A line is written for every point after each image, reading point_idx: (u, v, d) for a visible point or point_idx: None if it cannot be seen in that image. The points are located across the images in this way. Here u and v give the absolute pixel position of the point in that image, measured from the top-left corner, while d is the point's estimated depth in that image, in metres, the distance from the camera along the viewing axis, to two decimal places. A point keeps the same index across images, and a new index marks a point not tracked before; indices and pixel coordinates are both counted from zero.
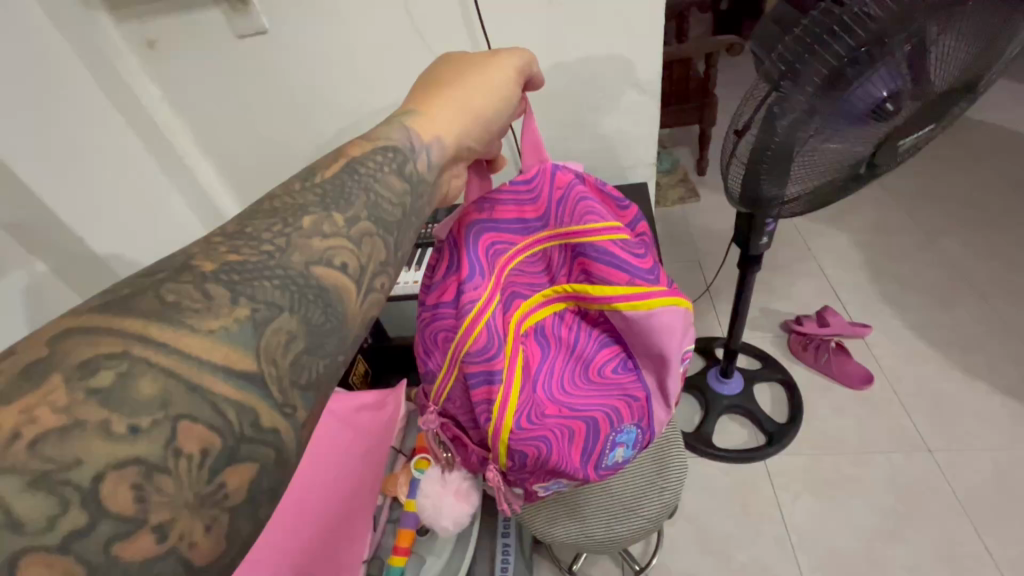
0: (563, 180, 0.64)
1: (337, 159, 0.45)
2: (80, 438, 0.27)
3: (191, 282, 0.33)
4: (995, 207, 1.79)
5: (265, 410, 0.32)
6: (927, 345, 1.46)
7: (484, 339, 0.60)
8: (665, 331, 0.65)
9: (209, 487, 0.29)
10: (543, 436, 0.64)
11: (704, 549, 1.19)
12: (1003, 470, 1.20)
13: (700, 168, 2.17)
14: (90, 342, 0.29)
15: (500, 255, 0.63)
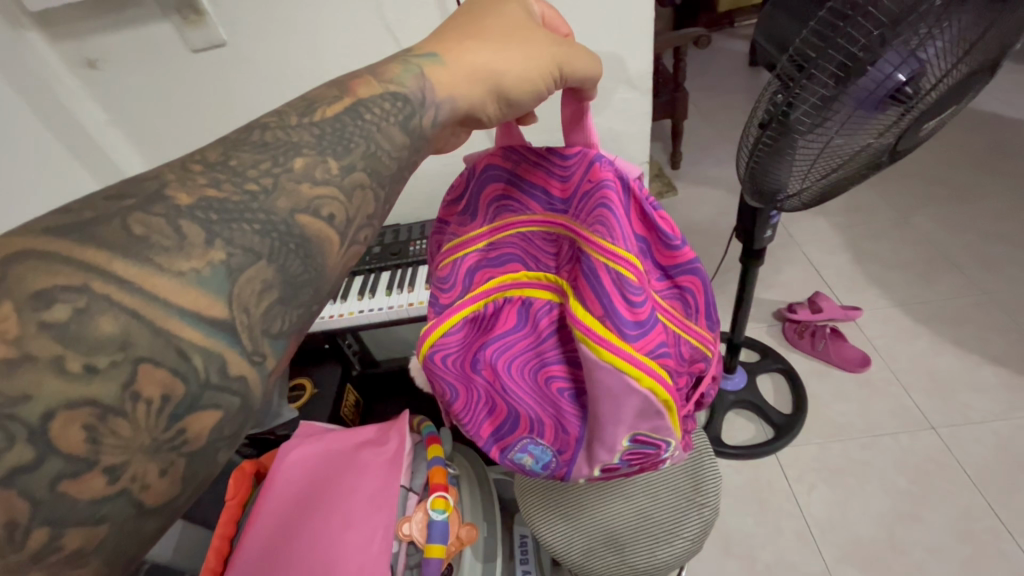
0: (597, 175, 0.47)
1: (340, 98, 0.36)
2: (29, 372, 0.22)
3: (164, 215, 0.26)
4: (963, 180, 1.83)
5: (232, 357, 0.26)
6: (918, 320, 1.47)
7: (447, 272, 0.55)
8: (606, 396, 0.49)
9: (167, 433, 0.24)
10: (453, 384, 0.58)
11: (727, 552, 1.16)
12: (1006, 441, 1.21)
13: (677, 162, 2.16)
14: (43, 269, 0.23)
15: (502, 213, 0.52)
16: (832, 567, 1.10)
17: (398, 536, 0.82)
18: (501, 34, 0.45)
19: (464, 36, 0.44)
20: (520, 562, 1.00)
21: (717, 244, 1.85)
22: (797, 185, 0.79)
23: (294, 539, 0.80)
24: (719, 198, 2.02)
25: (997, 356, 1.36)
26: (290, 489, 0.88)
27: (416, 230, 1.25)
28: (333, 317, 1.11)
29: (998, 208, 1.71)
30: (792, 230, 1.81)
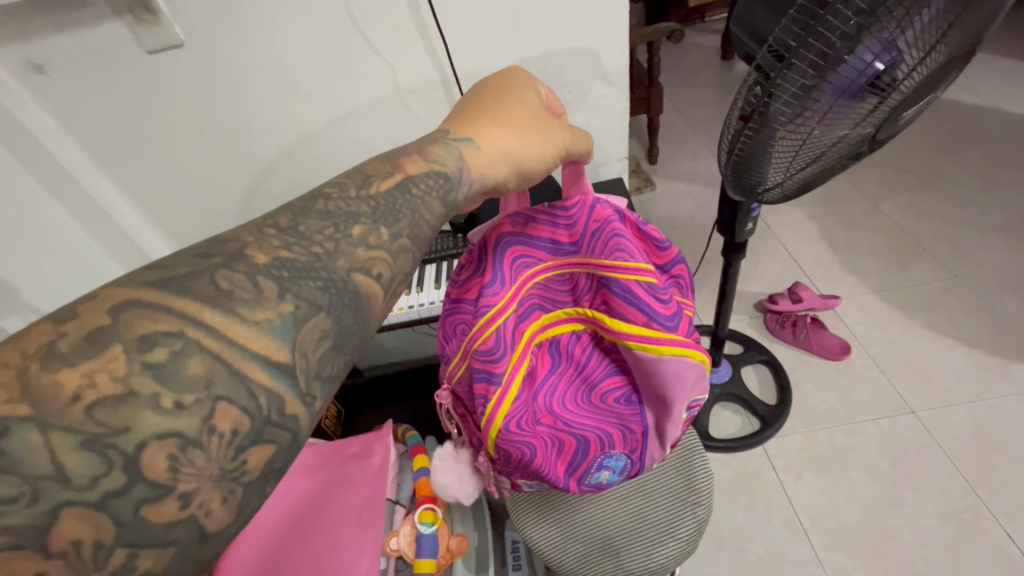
0: (603, 214, 0.54)
1: (392, 174, 0.40)
2: (133, 406, 0.25)
3: (245, 271, 0.30)
4: (931, 166, 1.87)
5: (289, 397, 0.29)
6: (894, 306, 1.50)
7: (491, 342, 0.53)
8: (681, 381, 0.57)
9: (232, 463, 0.27)
10: (532, 446, 0.58)
11: (718, 546, 1.16)
12: (982, 421, 1.24)
13: (653, 157, 2.16)
14: (147, 317, 0.27)
15: (524, 268, 0.55)
16: (821, 555, 1.11)
17: (386, 552, 0.80)
18: (518, 115, 0.47)
19: (485, 116, 0.47)
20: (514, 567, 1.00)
21: (697, 238, 1.85)
22: (778, 176, 0.78)
23: (276, 565, 0.76)
24: (697, 192, 2.04)
25: (971, 338, 1.39)
26: (270, 517, 0.84)
27: None
28: None
29: (965, 193, 1.76)
30: (769, 222, 1.83)
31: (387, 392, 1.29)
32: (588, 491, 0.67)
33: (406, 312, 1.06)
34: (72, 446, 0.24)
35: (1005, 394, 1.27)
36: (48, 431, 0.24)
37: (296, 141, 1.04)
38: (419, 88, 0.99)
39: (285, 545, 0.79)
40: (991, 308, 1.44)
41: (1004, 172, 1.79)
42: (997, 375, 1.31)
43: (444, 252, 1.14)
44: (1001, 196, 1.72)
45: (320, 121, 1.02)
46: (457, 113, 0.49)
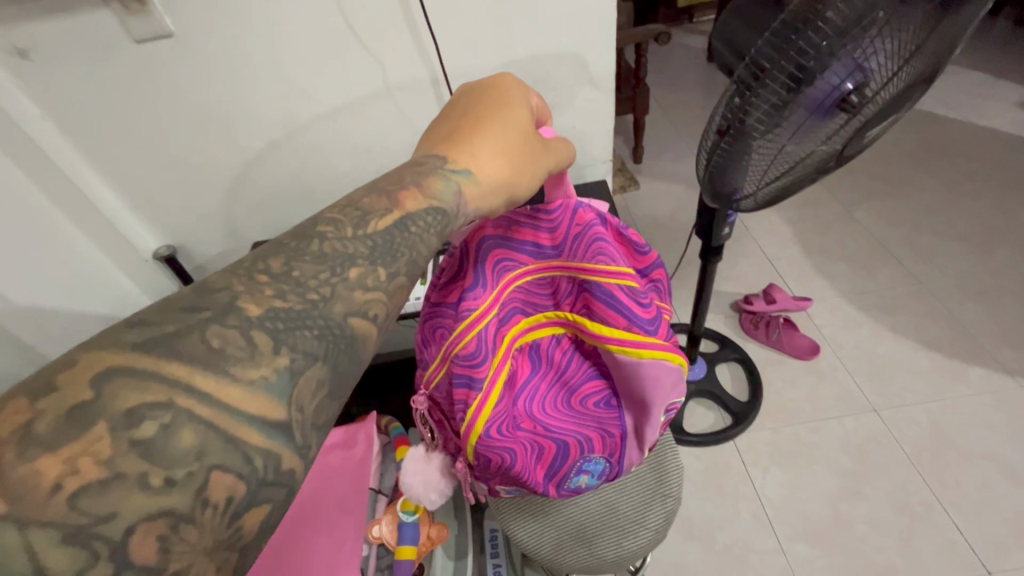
0: (585, 218, 0.57)
1: (389, 211, 0.39)
2: (118, 489, 0.26)
3: (237, 327, 0.31)
4: (901, 174, 1.95)
5: (285, 453, 0.30)
6: (861, 309, 1.56)
7: (474, 346, 0.56)
8: (659, 383, 0.61)
9: (227, 531, 0.28)
10: (512, 452, 0.61)
11: (687, 535, 1.21)
12: (937, 419, 1.31)
13: (638, 156, 2.20)
14: (133, 389, 0.27)
15: (506, 272, 0.57)
16: (784, 544, 1.17)
17: (369, 539, 0.82)
18: (511, 135, 0.46)
19: (479, 137, 0.45)
20: (492, 557, 1.06)
21: (678, 238, 1.90)
22: (753, 186, 0.81)
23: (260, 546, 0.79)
24: (679, 192, 2.08)
25: (931, 341, 1.46)
26: None
27: None
28: None
29: (932, 201, 1.83)
30: (748, 224, 1.88)
31: (374, 383, 1.31)
32: (567, 495, 0.72)
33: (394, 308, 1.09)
34: (54, 542, 0.24)
35: (960, 394, 1.35)
36: (24, 528, 0.24)
37: (285, 134, 1.05)
38: (409, 86, 1.01)
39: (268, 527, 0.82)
40: (951, 313, 1.51)
41: (969, 183, 1.87)
42: (954, 376, 1.38)
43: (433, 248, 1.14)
44: (965, 205, 1.80)
45: (307, 116, 1.03)
46: (448, 126, 0.47)
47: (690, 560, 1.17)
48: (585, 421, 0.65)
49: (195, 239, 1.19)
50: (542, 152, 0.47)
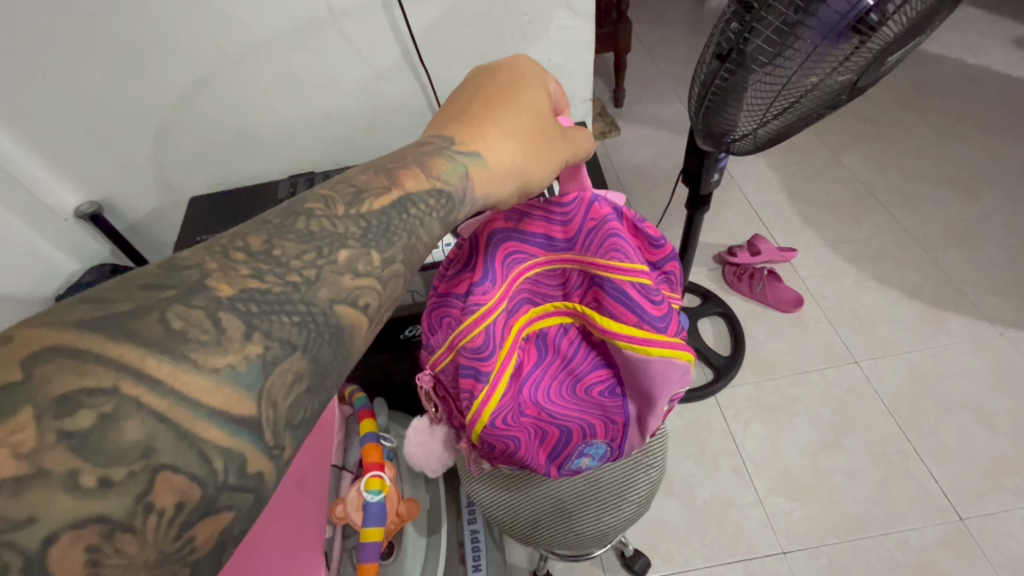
0: (601, 212, 0.50)
1: (386, 190, 0.34)
2: (41, 489, 0.20)
3: (202, 307, 0.25)
4: (891, 117, 1.87)
5: (252, 454, 0.24)
6: (846, 259, 1.52)
7: (481, 339, 0.50)
8: (670, 382, 0.54)
9: (174, 544, 0.22)
10: (516, 439, 0.57)
11: (669, 492, 1.20)
12: (918, 368, 1.30)
13: (618, 99, 2.07)
14: (69, 370, 0.21)
15: (515, 264, 0.51)
16: (763, 497, 1.16)
17: (332, 521, 0.76)
18: (526, 120, 0.42)
19: (490, 118, 0.41)
20: (469, 522, 1.05)
21: (661, 187, 1.81)
22: (748, 126, 0.72)
23: None
24: (662, 138, 1.96)
25: (914, 290, 1.43)
26: None
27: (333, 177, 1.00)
28: None
29: (921, 145, 1.77)
30: (733, 172, 1.80)
31: None
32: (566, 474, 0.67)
33: None
34: None
35: (941, 343, 1.33)
36: None
37: (213, 68, 0.89)
38: (357, 10, 0.86)
39: None
40: (936, 261, 1.48)
41: (959, 125, 1.80)
42: (935, 325, 1.36)
43: None
44: (954, 149, 1.74)
45: (238, 46, 0.87)
46: (459, 107, 0.44)
47: (671, 515, 1.16)
48: (591, 414, 0.59)
49: (124, 194, 1.05)
50: (558, 139, 0.44)
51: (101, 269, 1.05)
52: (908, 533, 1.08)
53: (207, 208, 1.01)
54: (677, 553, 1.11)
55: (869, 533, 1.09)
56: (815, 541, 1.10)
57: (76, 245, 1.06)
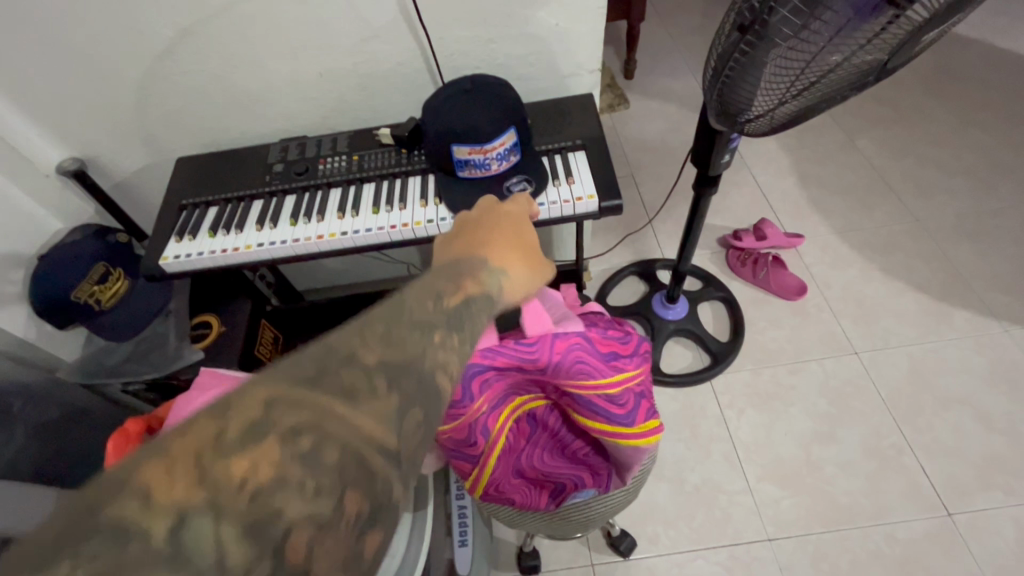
0: (564, 345, 0.45)
1: (454, 291, 0.38)
2: (284, 495, 0.24)
3: (362, 371, 0.29)
4: (911, 101, 1.80)
5: (396, 481, 0.28)
6: (853, 248, 1.49)
7: (464, 433, 0.46)
8: (643, 459, 0.52)
9: (353, 550, 0.25)
10: (509, 500, 0.55)
11: (659, 476, 1.19)
12: (918, 362, 1.28)
13: (629, 71, 1.99)
14: (294, 408, 0.25)
15: (486, 384, 0.46)
16: (753, 485, 1.16)
17: None
18: (529, 248, 0.49)
19: (502, 243, 0.47)
20: (457, 497, 1.06)
21: (668, 165, 1.75)
22: (766, 105, 0.67)
23: None
24: (672, 113, 1.90)
25: (921, 283, 1.40)
26: None
27: (326, 142, 0.95)
28: (220, 253, 0.85)
29: (940, 131, 1.71)
30: (743, 152, 1.75)
31: None
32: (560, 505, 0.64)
33: (340, 240, 0.84)
34: (232, 537, 0.22)
35: (944, 337, 1.31)
36: (212, 520, 0.22)
37: (199, 17, 0.84)
38: None
39: None
40: (946, 253, 1.44)
41: (981, 112, 1.74)
42: (940, 319, 1.34)
43: (385, 169, 0.90)
44: (974, 137, 1.68)
45: None
46: (471, 232, 0.48)
47: (659, 499, 1.16)
48: (580, 473, 0.55)
49: (110, 151, 1.01)
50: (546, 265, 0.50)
51: (87, 230, 1.00)
52: (896, 526, 1.08)
53: (196, 169, 0.98)
54: (664, 536, 1.12)
55: (856, 524, 1.09)
56: (801, 530, 1.10)
57: (60, 204, 1.02)
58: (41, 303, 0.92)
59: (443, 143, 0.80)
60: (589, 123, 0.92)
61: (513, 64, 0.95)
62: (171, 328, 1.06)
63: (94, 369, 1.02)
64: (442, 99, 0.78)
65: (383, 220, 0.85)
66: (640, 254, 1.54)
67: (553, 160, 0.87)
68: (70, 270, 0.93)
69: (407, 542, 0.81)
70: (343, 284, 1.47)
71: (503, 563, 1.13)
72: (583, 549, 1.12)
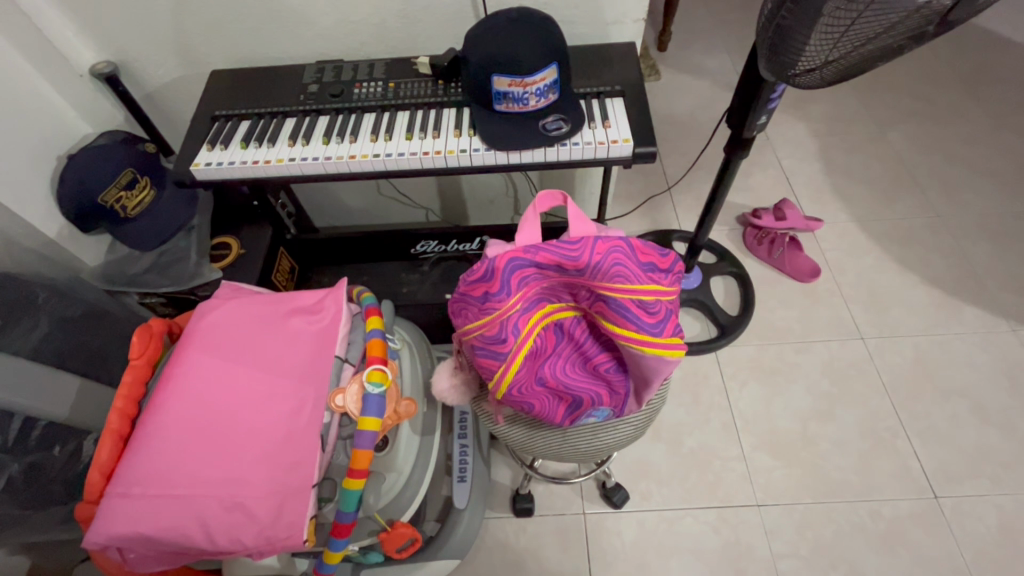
0: (605, 247, 0.49)
1: None
2: None
3: None
4: (946, 98, 1.78)
5: None
6: (871, 237, 1.49)
7: (496, 328, 0.51)
8: (662, 377, 0.53)
9: None
10: (528, 408, 0.57)
11: (656, 436, 1.22)
12: (923, 353, 1.29)
13: (663, 42, 1.96)
14: None
15: (527, 281, 0.51)
16: (747, 453, 1.18)
17: (331, 407, 0.75)
18: None
19: None
20: (459, 436, 1.07)
21: (693, 139, 1.74)
22: (819, 56, 0.65)
23: (229, 446, 0.71)
24: (703, 88, 1.87)
25: (935, 277, 1.40)
26: (212, 384, 0.75)
27: (362, 68, 0.95)
28: (251, 163, 0.85)
29: (972, 132, 1.68)
30: (770, 134, 1.73)
31: (348, 253, 1.22)
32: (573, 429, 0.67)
33: (372, 162, 0.85)
34: None
35: (951, 331, 1.32)
36: None
37: None
38: None
39: (238, 420, 0.73)
40: (963, 250, 1.44)
41: (1016, 116, 1.71)
42: (949, 314, 1.34)
43: (420, 99, 0.90)
44: (1005, 140, 1.66)
45: None
46: None
47: (654, 458, 1.19)
48: (599, 389, 0.57)
49: (144, 59, 1.00)
50: None
51: (117, 136, 0.99)
52: (882, 503, 1.11)
53: (230, 83, 0.97)
54: (656, 494, 1.15)
55: (844, 498, 1.12)
56: (790, 499, 1.13)
57: (91, 107, 1.02)
58: (67, 201, 0.92)
59: (484, 72, 0.80)
60: (629, 72, 0.91)
61: (559, 4, 0.93)
62: (193, 244, 1.06)
63: (116, 277, 1.03)
64: (487, 26, 0.77)
65: (416, 146, 0.85)
66: (658, 222, 1.55)
67: (590, 103, 0.87)
68: (100, 172, 0.93)
69: (412, 466, 0.84)
70: (360, 223, 1.47)
71: (498, 504, 1.16)
72: (576, 498, 1.16)
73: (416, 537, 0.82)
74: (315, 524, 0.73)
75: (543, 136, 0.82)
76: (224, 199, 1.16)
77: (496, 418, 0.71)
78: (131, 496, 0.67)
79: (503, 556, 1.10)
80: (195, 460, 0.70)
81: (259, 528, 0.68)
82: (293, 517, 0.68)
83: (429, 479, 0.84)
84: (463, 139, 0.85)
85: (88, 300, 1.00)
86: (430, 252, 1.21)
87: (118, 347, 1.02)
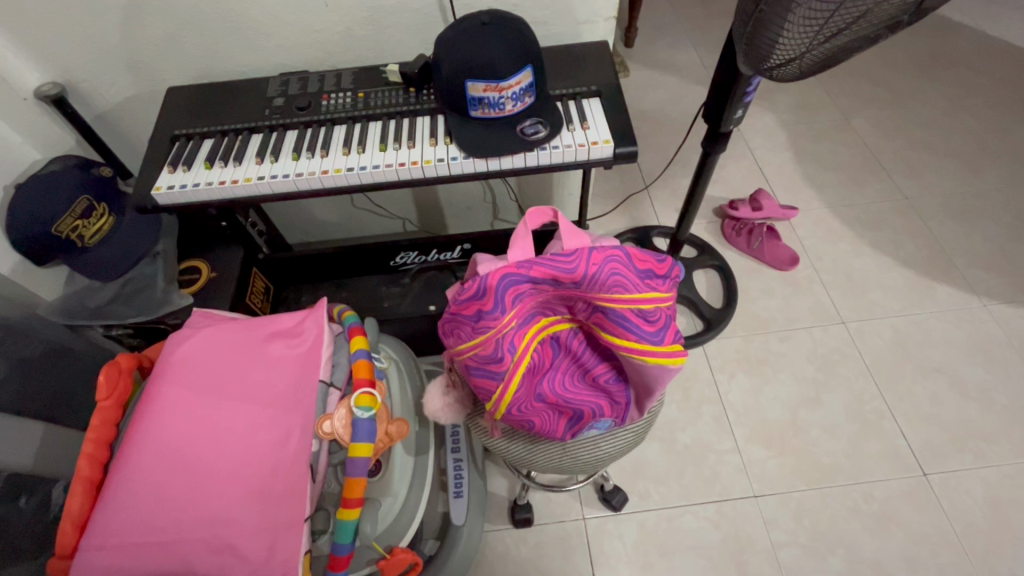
0: (601, 257, 0.48)
1: None
2: None
3: None
4: (906, 84, 1.82)
5: None
6: (844, 222, 1.51)
7: (491, 347, 0.49)
8: (665, 386, 0.52)
9: None
10: (530, 425, 0.55)
11: (650, 435, 1.21)
12: (902, 334, 1.32)
13: (630, 39, 1.96)
14: None
15: (521, 296, 0.49)
16: (741, 445, 1.19)
17: (319, 435, 0.72)
18: None
19: None
20: (452, 451, 1.05)
21: (666, 135, 1.75)
22: (794, 49, 0.65)
23: (211, 484, 0.67)
24: (672, 83, 1.88)
25: (907, 258, 1.44)
26: (188, 420, 0.70)
27: (329, 78, 0.91)
28: (217, 184, 0.81)
29: (932, 115, 1.73)
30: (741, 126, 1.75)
31: (325, 269, 1.18)
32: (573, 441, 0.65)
33: (346, 176, 0.81)
34: None
35: (927, 311, 1.35)
36: None
37: None
38: None
39: (218, 456, 0.69)
40: (932, 231, 1.48)
41: (972, 98, 1.77)
42: (924, 294, 1.38)
43: (391, 108, 0.87)
44: (963, 122, 1.71)
45: None
46: None
47: (649, 457, 1.19)
48: (600, 400, 0.56)
49: (95, 79, 0.95)
50: None
51: (67, 161, 0.92)
52: (873, 485, 1.13)
53: (189, 101, 0.92)
54: (654, 493, 1.14)
55: (837, 483, 1.14)
56: (785, 487, 1.13)
57: (39, 131, 0.95)
58: (18, 233, 0.85)
59: (456, 78, 0.77)
60: (604, 71, 0.90)
61: (529, 5, 0.91)
62: (159, 270, 1.01)
63: (77, 310, 0.97)
64: (457, 31, 0.75)
65: (392, 158, 0.82)
66: (637, 219, 1.55)
67: (567, 105, 0.85)
68: (54, 201, 0.87)
69: (406, 490, 0.81)
70: (335, 237, 1.43)
71: (496, 516, 1.14)
72: (574, 504, 1.14)
73: (417, 563, 0.79)
74: (310, 559, 0.69)
75: (522, 140, 0.80)
76: (189, 222, 1.11)
77: (492, 434, 0.68)
78: (109, 547, 0.63)
79: (505, 570, 1.08)
80: (174, 503, 0.65)
81: (251, 568, 0.63)
82: (286, 554, 0.64)
83: (425, 499, 0.81)
84: (440, 148, 0.82)
85: (47, 336, 0.94)
86: (411, 263, 1.18)
87: (84, 384, 0.96)
